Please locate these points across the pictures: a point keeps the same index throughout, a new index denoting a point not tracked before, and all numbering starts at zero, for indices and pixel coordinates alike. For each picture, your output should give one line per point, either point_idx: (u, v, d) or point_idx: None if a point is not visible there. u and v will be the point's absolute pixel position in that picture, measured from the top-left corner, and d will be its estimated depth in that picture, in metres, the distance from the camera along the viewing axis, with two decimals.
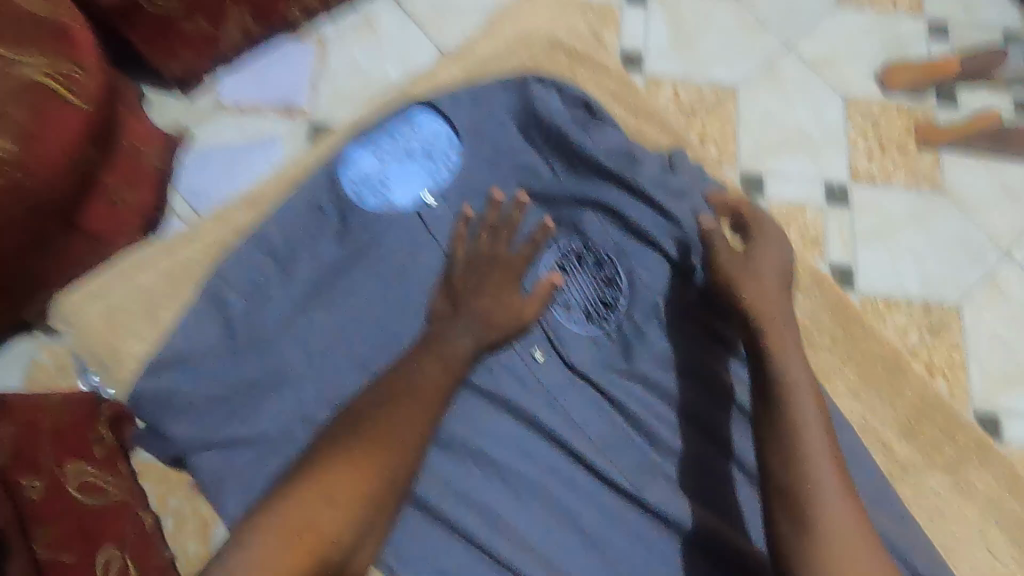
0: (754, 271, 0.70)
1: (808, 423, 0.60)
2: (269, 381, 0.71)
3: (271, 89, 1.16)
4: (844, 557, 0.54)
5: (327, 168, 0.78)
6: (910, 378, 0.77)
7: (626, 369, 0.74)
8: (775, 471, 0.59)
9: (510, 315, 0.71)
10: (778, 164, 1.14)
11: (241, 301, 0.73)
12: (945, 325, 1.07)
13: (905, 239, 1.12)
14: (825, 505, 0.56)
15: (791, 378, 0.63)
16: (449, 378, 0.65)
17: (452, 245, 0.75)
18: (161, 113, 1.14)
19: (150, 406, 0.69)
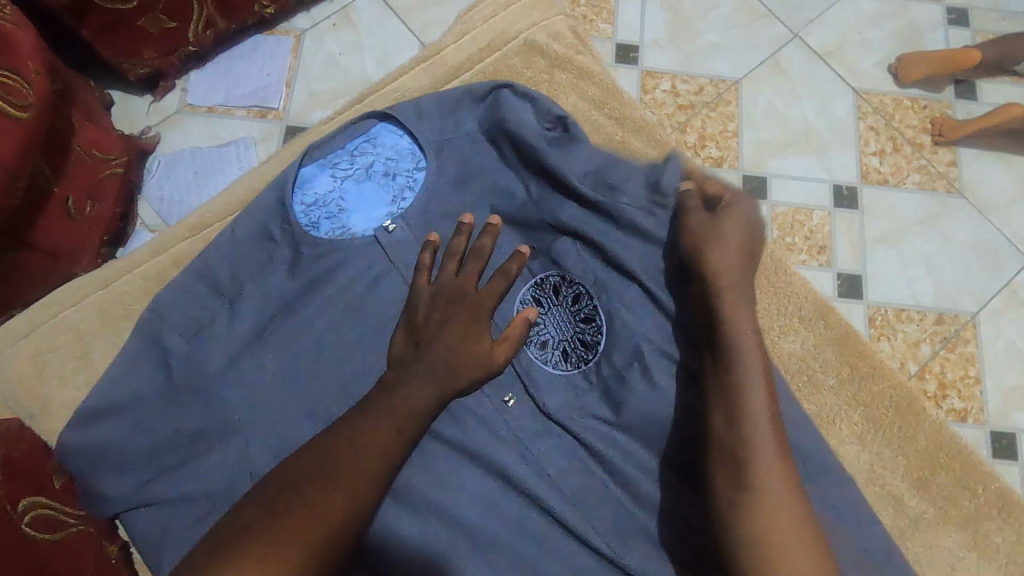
0: (721, 265, 0.67)
1: (759, 419, 0.58)
2: (212, 430, 0.63)
3: (241, 89, 1.06)
4: (774, 525, 0.54)
5: (278, 188, 0.70)
6: (923, 417, 0.69)
7: (604, 415, 0.67)
8: (722, 468, 0.58)
9: (477, 358, 0.63)
10: (782, 165, 1.06)
11: (180, 339, 0.66)
12: (960, 339, 0.99)
13: (918, 246, 1.03)
14: (772, 507, 0.55)
15: (744, 373, 0.61)
16: (403, 432, 0.58)
17: (414, 276, 0.67)
18: (127, 116, 1.05)
19: (80, 459, 0.63)
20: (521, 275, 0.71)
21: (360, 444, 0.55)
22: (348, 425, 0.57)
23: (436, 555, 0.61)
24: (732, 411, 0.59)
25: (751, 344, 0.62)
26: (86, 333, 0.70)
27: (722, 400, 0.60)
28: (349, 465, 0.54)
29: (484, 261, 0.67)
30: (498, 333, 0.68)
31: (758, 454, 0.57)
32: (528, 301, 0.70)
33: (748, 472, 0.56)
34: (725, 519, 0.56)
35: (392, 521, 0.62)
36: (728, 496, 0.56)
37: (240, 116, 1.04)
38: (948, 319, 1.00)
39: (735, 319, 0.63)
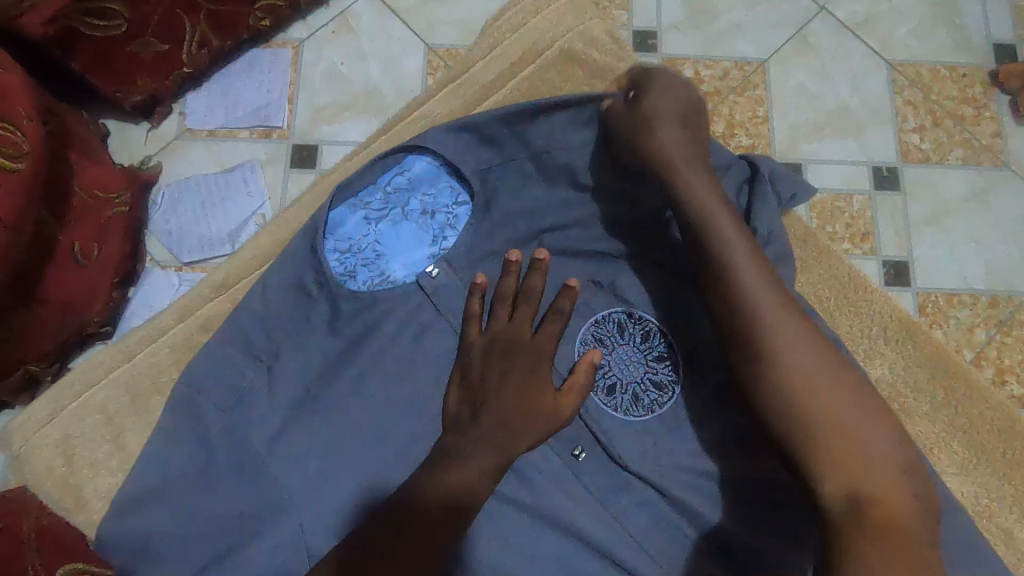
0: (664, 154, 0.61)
1: (759, 291, 0.54)
2: (263, 513, 0.58)
3: (243, 110, 0.99)
4: (800, 375, 0.51)
5: (307, 235, 0.64)
6: (1018, 432, 0.64)
7: (686, 463, 0.60)
8: (737, 357, 0.54)
9: (539, 416, 0.58)
10: (818, 150, 0.99)
11: (220, 414, 0.60)
12: (1017, 321, 0.93)
13: (969, 226, 0.97)
14: (801, 377, 0.51)
15: (728, 251, 0.56)
16: (459, 507, 0.54)
17: (465, 326, 0.61)
18: (125, 147, 0.98)
19: (123, 554, 0.58)
20: (579, 314, 0.64)
21: (409, 526, 0.53)
22: (400, 509, 0.54)
23: None
24: (727, 294, 0.55)
25: (728, 221, 0.58)
26: (114, 413, 0.63)
27: (712, 287, 0.56)
28: (405, 542, 0.52)
29: (537, 303, 0.61)
30: (561, 381, 0.62)
31: (766, 325, 0.53)
32: (589, 342, 0.64)
33: (764, 351, 0.52)
34: (766, 412, 0.52)
35: None
36: (746, 372, 0.53)
37: (245, 140, 0.97)
38: (1002, 301, 0.94)
39: (703, 206, 0.59)
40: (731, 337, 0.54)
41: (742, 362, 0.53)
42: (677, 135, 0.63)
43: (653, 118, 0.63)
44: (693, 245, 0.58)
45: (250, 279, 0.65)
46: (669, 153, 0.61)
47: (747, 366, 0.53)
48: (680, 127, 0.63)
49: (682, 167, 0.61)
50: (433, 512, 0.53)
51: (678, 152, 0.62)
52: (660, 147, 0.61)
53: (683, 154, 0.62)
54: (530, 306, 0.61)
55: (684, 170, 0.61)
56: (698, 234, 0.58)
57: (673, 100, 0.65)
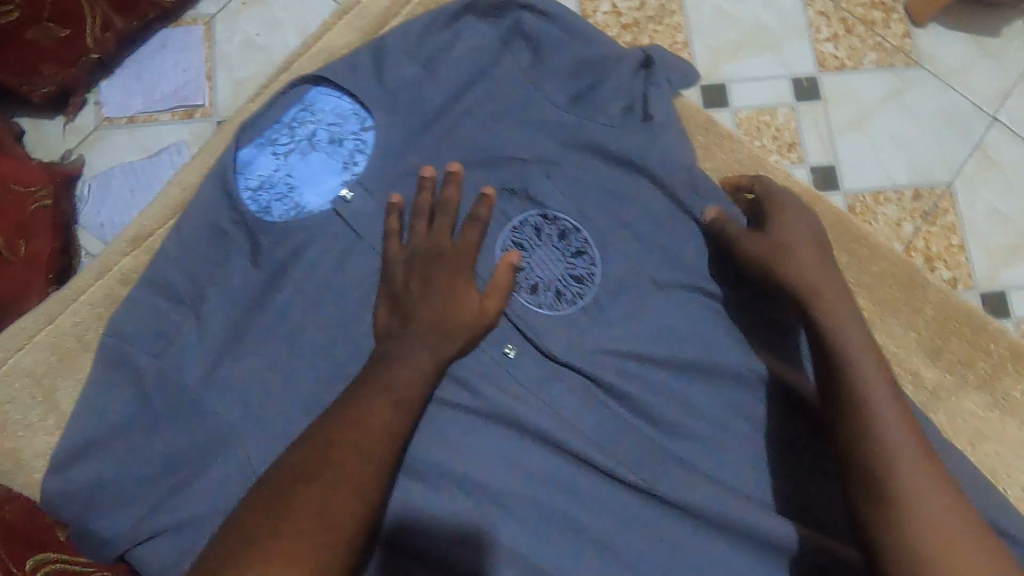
0: (811, 268, 0.61)
1: (895, 433, 0.53)
2: (205, 448, 0.59)
3: (162, 92, 0.97)
4: (928, 530, 0.49)
5: (218, 178, 0.64)
6: (924, 288, 0.67)
7: (612, 347, 0.63)
8: (861, 494, 0.52)
9: (464, 316, 0.60)
10: (739, 68, 1.01)
11: (150, 359, 0.61)
12: (940, 210, 0.97)
13: (887, 125, 1.00)
14: (932, 527, 0.49)
15: (869, 388, 0.55)
16: (405, 405, 0.55)
17: (385, 244, 0.63)
18: (43, 143, 0.96)
19: (73, 506, 0.58)
20: (496, 223, 0.66)
21: (358, 425, 0.52)
22: (346, 410, 0.54)
23: (468, 528, 0.59)
24: (856, 428, 0.54)
25: (868, 354, 0.57)
26: (44, 374, 0.62)
27: (844, 419, 0.55)
28: (349, 441, 0.51)
29: (454, 214, 0.63)
30: (484, 285, 0.64)
31: (898, 470, 0.52)
32: (509, 247, 0.66)
33: (897, 499, 0.51)
34: (885, 555, 0.50)
35: (413, 498, 0.59)
36: (868, 512, 0.52)
37: (167, 120, 0.96)
38: (925, 193, 0.98)
39: (840, 334, 0.58)
40: (859, 473, 0.53)
41: (868, 501, 0.52)
42: (814, 252, 0.62)
43: (805, 234, 0.63)
44: (824, 369, 0.58)
45: (166, 227, 0.65)
46: (811, 266, 0.61)
47: (871, 507, 0.52)
48: (823, 248, 0.63)
49: (824, 286, 0.60)
50: (373, 423, 0.53)
51: (820, 272, 0.61)
52: (803, 261, 0.61)
53: (826, 276, 0.61)
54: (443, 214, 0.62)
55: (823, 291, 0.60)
56: (832, 359, 0.57)
57: (801, 219, 0.65)
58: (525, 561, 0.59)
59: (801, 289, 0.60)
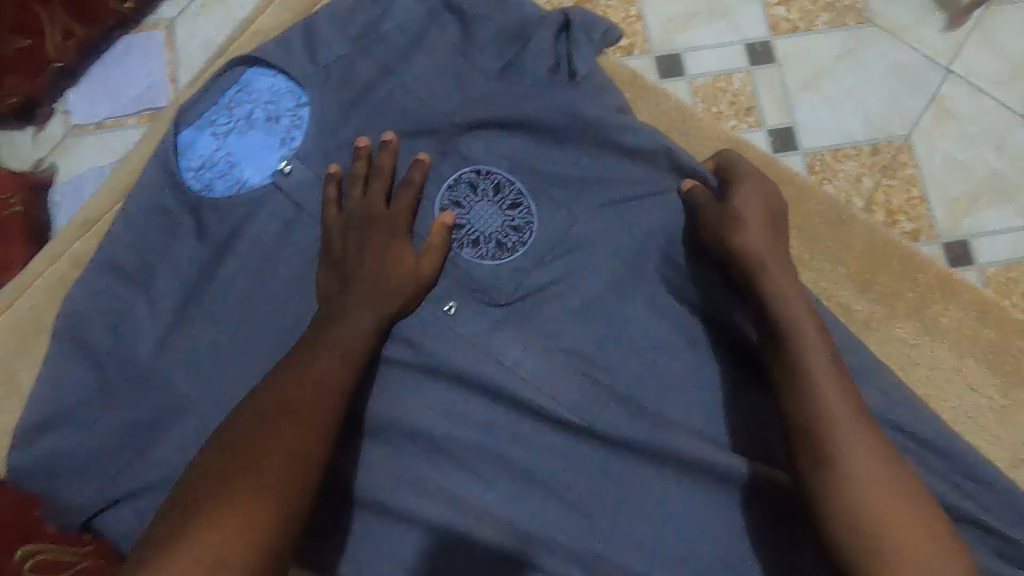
0: (756, 241, 0.64)
1: (833, 397, 0.55)
2: (162, 416, 0.62)
3: (127, 97, 1.00)
4: (863, 488, 0.51)
5: (161, 160, 0.67)
6: (855, 223, 0.70)
7: (550, 293, 0.67)
8: (802, 453, 0.55)
9: (401, 276, 0.63)
10: (692, 37, 1.02)
11: (104, 336, 0.63)
12: (899, 164, 0.97)
13: (842, 82, 1.00)
14: (865, 484, 0.51)
15: (806, 356, 0.58)
16: (341, 370, 0.57)
17: (323, 212, 0.65)
18: (15, 153, 1.00)
19: (37, 479, 0.61)
20: (433, 188, 0.68)
21: (295, 391, 0.54)
22: (279, 379, 0.56)
23: (421, 477, 0.63)
24: (797, 393, 0.57)
25: (806, 322, 0.60)
26: (6, 356, 0.65)
27: (785, 383, 0.58)
28: (282, 406, 0.53)
29: (388, 179, 0.66)
30: (420, 246, 0.66)
31: (837, 432, 0.54)
32: (447, 206, 0.68)
33: (833, 459, 0.53)
34: (819, 510, 0.53)
35: (367, 452, 0.63)
36: (808, 470, 0.54)
37: (132, 123, 0.99)
38: (883, 148, 0.98)
39: (779, 302, 0.61)
40: (800, 435, 0.55)
41: (808, 461, 0.54)
42: (759, 227, 0.65)
43: (751, 211, 0.66)
44: (767, 331, 0.61)
45: (115, 211, 0.67)
46: (754, 239, 0.64)
47: (812, 467, 0.54)
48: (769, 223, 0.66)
49: (766, 258, 0.64)
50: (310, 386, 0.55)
51: (763, 244, 0.65)
52: (748, 235, 0.65)
53: (772, 250, 0.65)
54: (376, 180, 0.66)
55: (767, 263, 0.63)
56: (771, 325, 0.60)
57: (762, 202, 0.67)
58: (476, 505, 0.62)
59: (744, 258, 0.64)
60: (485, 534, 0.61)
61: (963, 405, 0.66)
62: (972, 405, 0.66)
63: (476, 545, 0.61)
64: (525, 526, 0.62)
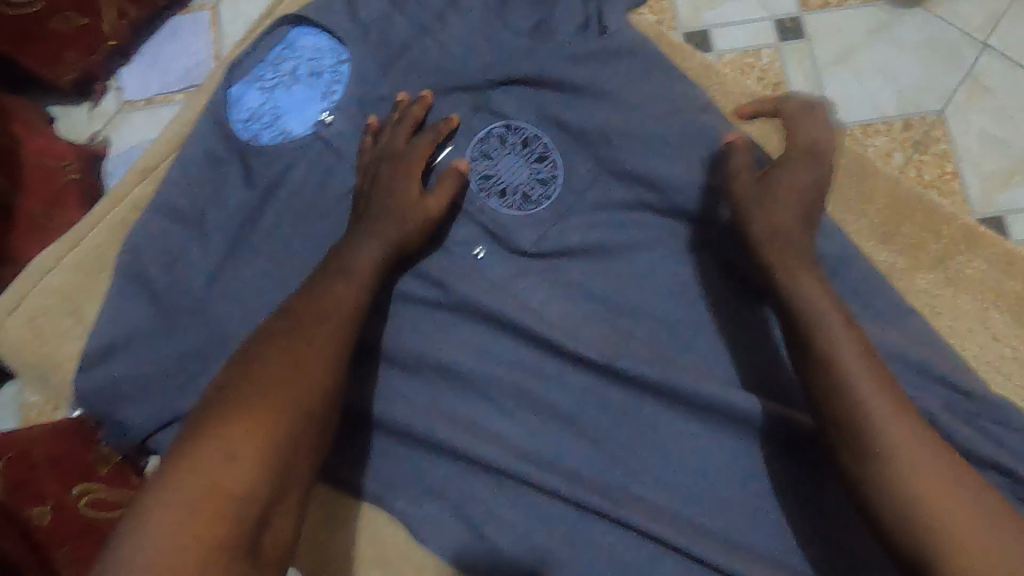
0: (781, 218, 0.60)
1: (866, 381, 0.51)
2: (211, 346, 0.67)
3: (173, 74, 1.07)
4: (914, 476, 0.47)
5: (213, 111, 0.71)
6: (879, 176, 0.70)
7: (574, 241, 0.69)
8: (843, 447, 0.51)
9: (407, 204, 0.65)
10: (722, 13, 1.03)
11: (161, 272, 0.69)
12: (931, 139, 0.96)
13: (874, 58, 1.00)
14: (912, 473, 0.47)
15: (832, 341, 0.53)
16: (335, 335, 0.56)
17: (359, 153, 0.70)
18: (70, 126, 1.08)
19: (100, 400, 0.67)
20: (465, 140, 0.72)
21: (283, 359, 0.52)
22: (266, 346, 0.53)
23: (449, 410, 0.66)
24: (830, 384, 0.51)
25: (827, 303, 0.55)
26: (69, 290, 0.70)
27: (813, 370, 0.53)
28: (266, 375, 0.51)
29: (408, 124, 0.69)
30: (430, 187, 0.69)
31: (878, 421, 0.49)
32: (476, 158, 0.71)
33: (877, 452, 0.49)
34: (872, 507, 0.49)
35: (400, 385, 0.67)
36: (851, 463, 0.50)
37: (175, 97, 1.05)
38: (916, 123, 0.97)
39: (796, 287, 0.57)
40: (837, 428, 0.51)
41: (850, 455, 0.50)
42: (791, 203, 0.60)
43: (782, 182, 0.61)
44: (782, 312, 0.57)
45: (170, 159, 0.72)
46: (778, 219, 0.60)
47: (855, 460, 0.50)
48: (803, 196, 0.61)
49: (782, 241, 0.59)
50: (314, 339, 0.54)
51: (787, 222, 0.60)
52: (767, 212, 0.60)
53: (792, 228, 0.60)
54: (403, 125, 0.69)
55: (794, 247, 0.59)
56: (790, 309, 0.56)
57: (809, 176, 0.61)
58: (501, 438, 0.65)
59: (758, 238, 0.60)
60: (510, 465, 0.63)
61: (987, 355, 0.66)
62: (997, 356, 0.66)
63: (501, 475, 0.64)
64: (547, 458, 0.65)
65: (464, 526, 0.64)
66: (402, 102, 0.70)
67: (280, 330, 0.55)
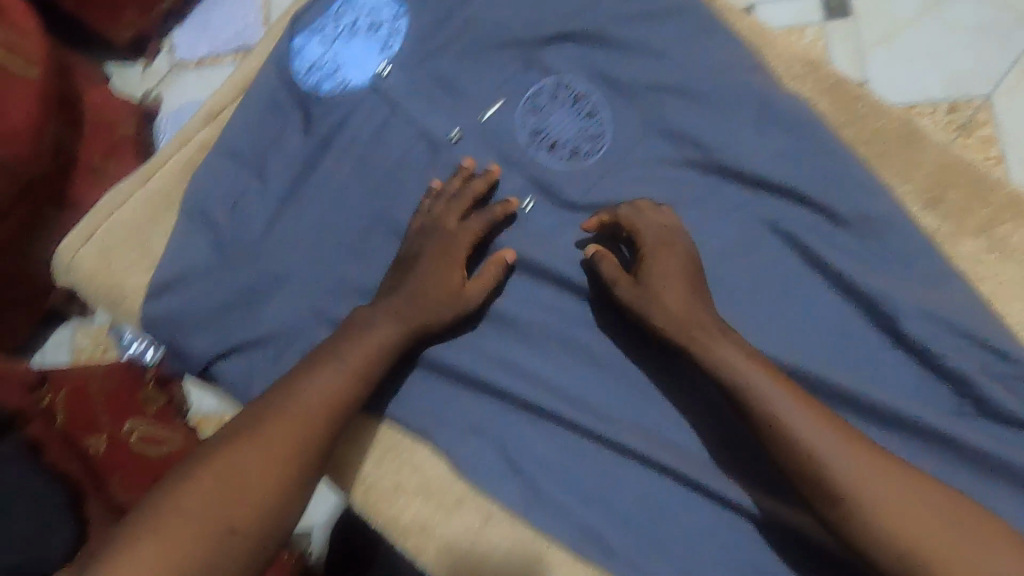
0: (673, 301, 0.62)
1: (811, 429, 0.55)
2: (270, 283, 0.71)
3: (225, 36, 1.14)
4: (881, 506, 0.52)
5: (278, 61, 0.75)
6: (926, 142, 0.71)
7: (619, 195, 0.71)
8: (810, 495, 0.55)
9: (447, 294, 0.65)
10: None
11: (224, 211, 0.73)
12: (977, 123, 0.95)
13: (921, 39, 0.99)
14: (875, 502, 0.52)
15: (770, 404, 0.56)
16: (317, 439, 0.58)
17: (411, 219, 0.70)
18: (127, 83, 1.16)
19: (166, 327, 0.71)
20: (516, 96, 0.74)
21: (281, 439, 0.56)
22: (269, 420, 0.57)
23: (493, 352, 0.69)
24: (780, 440, 0.55)
25: (753, 366, 0.58)
26: (139, 225, 0.74)
27: (765, 434, 0.56)
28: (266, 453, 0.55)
29: (462, 197, 0.69)
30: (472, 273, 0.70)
31: (834, 464, 0.53)
32: (527, 114, 0.73)
33: (840, 493, 0.53)
34: (851, 538, 0.53)
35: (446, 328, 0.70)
36: (823, 504, 0.54)
37: (226, 59, 1.12)
38: (961, 107, 0.96)
39: (717, 357, 0.59)
40: (801, 478, 0.55)
41: (819, 499, 0.54)
42: (677, 291, 0.62)
43: (661, 267, 0.63)
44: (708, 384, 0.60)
45: (234, 105, 0.76)
46: (669, 304, 0.62)
47: (825, 504, 0.54)
48: (689, 281, 0.63)
49: (684, 321, 0.61)
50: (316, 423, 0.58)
51: (679, 308, 0.62)
52: (665, 300, 0.62)
53: (685, 310, 0.62)
54: (457, 198, 0.68)
55: (694, 328, 0.61)
56: (726, 385, 0.58)
57: (676, 259, 0.64)
58: (542, 381, 0.68)
59: (658, 325, 0.62)
60: (549, 405, 0.66)
61: None
62: None
63: (541, 416, 0.67)
64: (586, 402, 0.67)
65: (504, 462, 0.67)
66: (466, 170, 0.69)
67: (282, 413, 0.58)
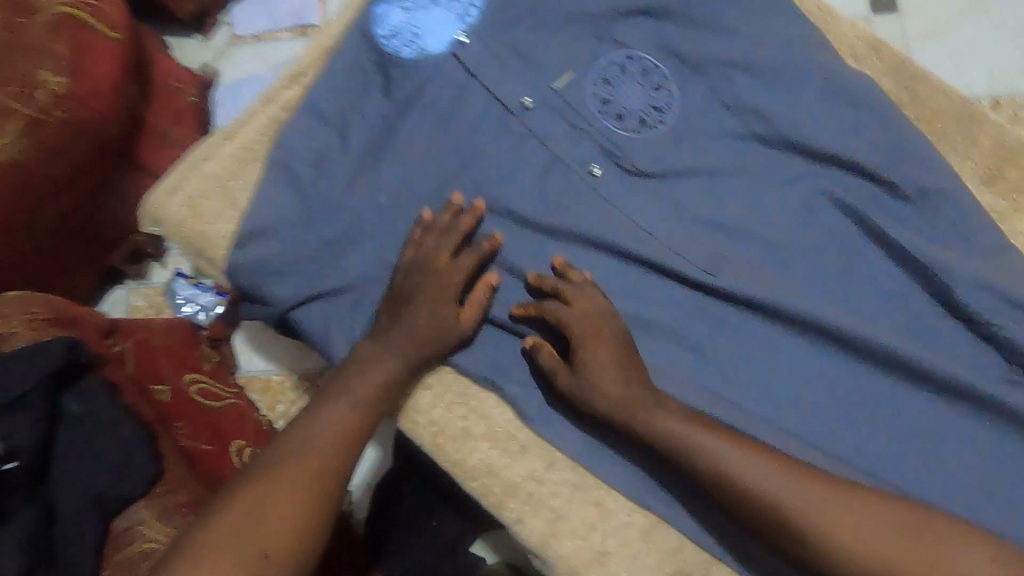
0: (613, 388, 0.64)
1: (763, 475, 0.59)
2: (349, 237, 0.75)
3: (283, 14, 1.20)
4: (845, 534, 0.57)
5: (361, 26, 0.78)
6: (983, 122, 0.74)
7: (686, 165, 0.74)
8: (781, 539, 0.59)
9: (441, 326, 0.68)
10: None
11: (307, 168, 0.76)
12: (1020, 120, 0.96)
13: (966, 35, 1.00)
14: (839, 531, 0.57)
15: (721, 463, 0.60)
16: (325, 464, 0.60)
17: (402, 253, 0.72)
18: (185, 55, 1.20)
19: (247, 276, 0.75)
20: (588, 66, 0.76)
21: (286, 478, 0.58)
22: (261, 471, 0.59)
23: None
24: (741, 495, 0.59)
25: (697, 427, 0.62)
26: (225, 178, 0.78)
27: (727, 493, 0.60)
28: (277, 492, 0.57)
29: (451, 235, 0.70)
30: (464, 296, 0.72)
31: (790, 506, 0.58)
32: (597, 83, 0.76)
33: (806, 532, 0.57)
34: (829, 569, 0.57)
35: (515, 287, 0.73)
36: (797, 543, 0.58)
37: (285, 35, 1.18)
38: (1004, 103, 0.97)
39: (665, 430, 0.62)
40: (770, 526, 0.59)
41: (790, 541, 0.58)
42: (614, 375, 0.64)
43: (593, 346, 0.66)
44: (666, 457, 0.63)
45: (317, 68, 0.80)
46: (610, 388, 0.64)
47: (795, 543, 0.58)
48: (626, 354, 0.66)
49: (627, 400, 0.64)
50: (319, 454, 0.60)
51: (620, 394, 0.64)
52: (609, 387, 0.64)
53: (626, 394, 0.64)
54: (450, 233, 0.70)
55: (637, 410, 0.64)
56: (683, 456, 0.62)
57: (608, 339, 0.66)
58: None
59: (603, 410, 0.65)
60: None
61: None
62: None
63: None
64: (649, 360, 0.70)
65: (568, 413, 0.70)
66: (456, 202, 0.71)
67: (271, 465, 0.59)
